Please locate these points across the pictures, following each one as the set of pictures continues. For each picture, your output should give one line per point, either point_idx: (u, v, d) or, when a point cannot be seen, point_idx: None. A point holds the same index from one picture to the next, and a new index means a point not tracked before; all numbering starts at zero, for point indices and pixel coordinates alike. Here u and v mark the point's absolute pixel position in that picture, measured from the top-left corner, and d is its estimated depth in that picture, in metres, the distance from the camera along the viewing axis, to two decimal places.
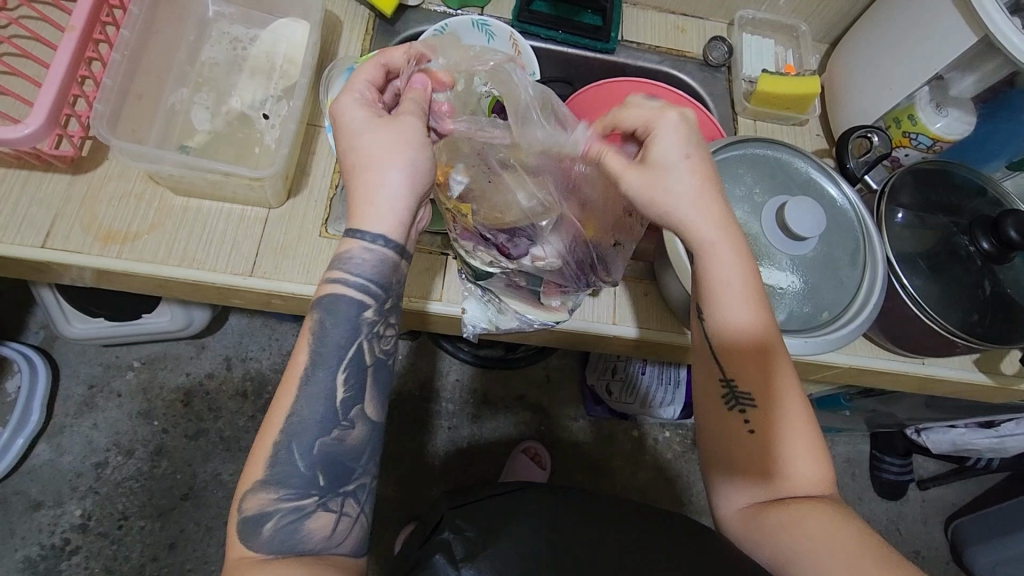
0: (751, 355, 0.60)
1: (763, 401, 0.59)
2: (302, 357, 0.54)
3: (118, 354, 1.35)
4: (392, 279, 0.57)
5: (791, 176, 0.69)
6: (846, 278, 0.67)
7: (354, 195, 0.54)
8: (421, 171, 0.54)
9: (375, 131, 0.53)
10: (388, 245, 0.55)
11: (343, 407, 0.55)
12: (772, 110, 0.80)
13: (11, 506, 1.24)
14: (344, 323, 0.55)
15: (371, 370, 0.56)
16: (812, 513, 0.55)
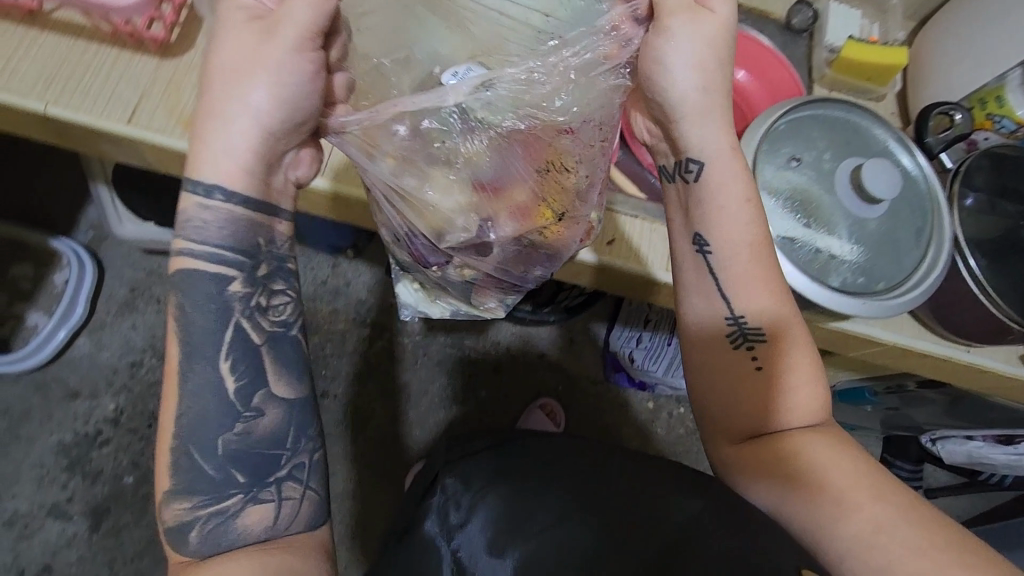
0: (761, 289, 0.60)
1: (772, 337, 0.60)
2: (173, 352, 0.52)
3: (162, 262, 1.39)
4: (257, 241, 0.54)
5: (865, 144, 0.68)
6: (908, 253, 0.66)
7: (197, 137, 0.51)
8: (281, 108, 0.51)
9: (236, 38, 0.51)
10: (233, 200, 0.52)
11: (241, 395, 0.53)
12: (853, 80, 0.77)
13: (51, 392, 1.30)
14: (208, 306, 0.52)
15: (264, 347, 0.55)
16: (816, 445, 0.58)
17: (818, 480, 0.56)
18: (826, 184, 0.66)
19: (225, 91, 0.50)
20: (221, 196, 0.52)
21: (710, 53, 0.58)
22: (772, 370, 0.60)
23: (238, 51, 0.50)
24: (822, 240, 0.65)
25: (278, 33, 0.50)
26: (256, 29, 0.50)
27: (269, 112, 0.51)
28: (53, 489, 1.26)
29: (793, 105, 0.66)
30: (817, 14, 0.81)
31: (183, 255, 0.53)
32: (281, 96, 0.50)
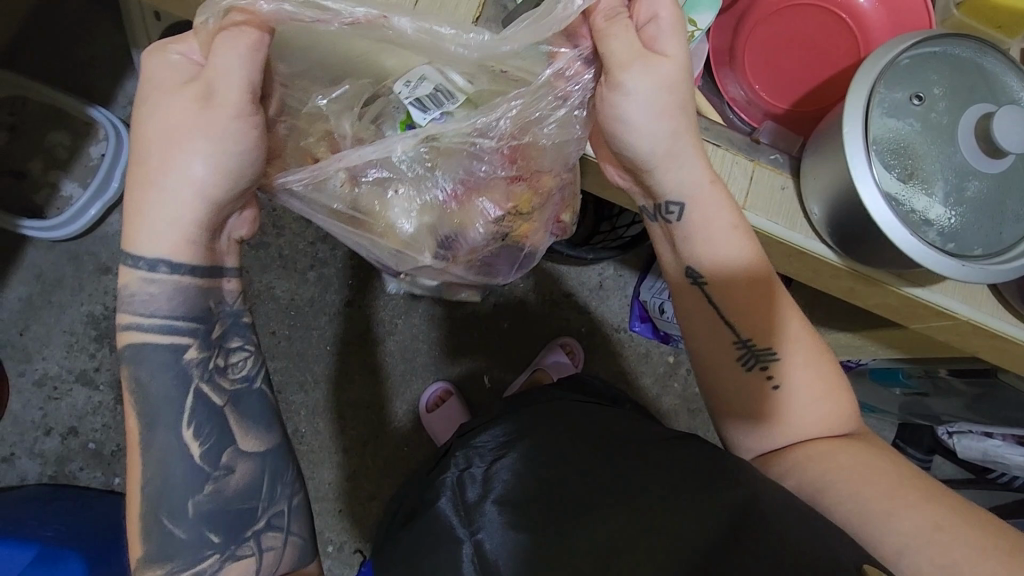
0: (764, 314, 0.62)
1: (780, 354, 0.62)
2: (133, 423, 0.55)
3: None
4: (207, 306, 0.56)
5: (991, 94, 0.61)
6: (1010, 225, 0.61)
7: (134, 214, 0.52)
8: (225, 168, 0.51)
9: (170, 107, 0.50)
10: (181, 270, 0.54)
11: (209, 458, 0.56)
12: (982, 27, 0.68)
13: (83, 264, 1.30)
14: (166, 374, 0.55)
15: (227, 406, 0.58)
16: (843, 453, 0.59)
17: (857, 484, 0.56)
18: (935, 136, 0.60)
19: (168, 163, 0.50)
20: (167, 268, 0.53)
21: (668, 100, 0.56)
22: (786, 385, 0.62)
23: (173, 127, 0.50)
24: (913, 198, 0.60)
25: (214, 100, 0.49)
26: (183, 91, 0.50)
27: (215, 171, 0.51)
28: (82, 356, 1.28)
29: (924, 38, 0.60)
30: None
31: (130, 332, 0.55)
32: (220, 165, 0.50)
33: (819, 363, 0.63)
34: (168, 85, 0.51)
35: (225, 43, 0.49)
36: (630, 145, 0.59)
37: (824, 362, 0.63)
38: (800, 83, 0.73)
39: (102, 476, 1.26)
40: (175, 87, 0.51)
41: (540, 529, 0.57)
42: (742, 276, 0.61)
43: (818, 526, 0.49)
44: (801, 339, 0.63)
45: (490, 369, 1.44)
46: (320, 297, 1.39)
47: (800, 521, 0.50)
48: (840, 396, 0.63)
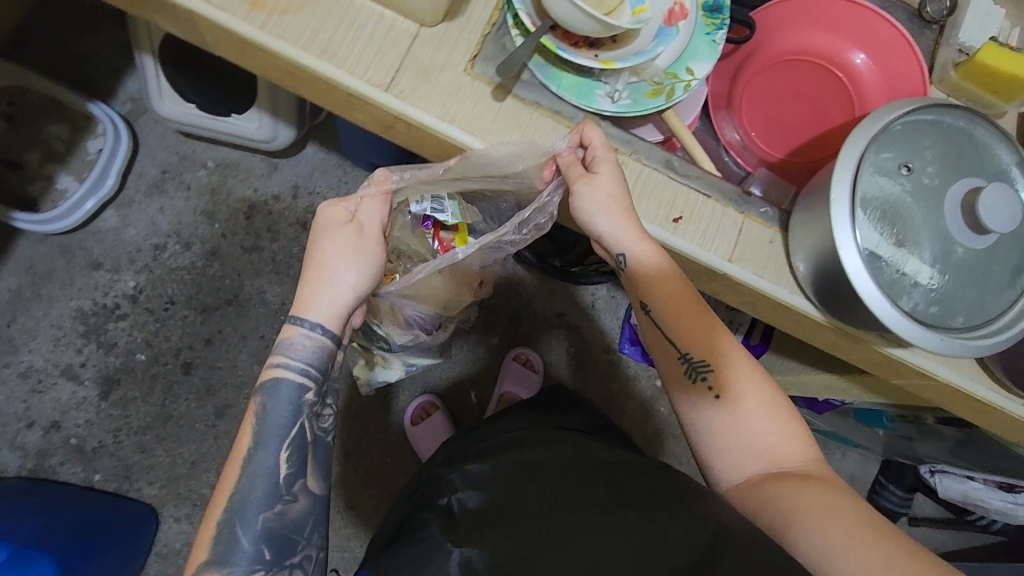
0: (704, 328, 0.63)
1: (719, 364, 0.62)
2: (245, 439, 0.57)
3: (196, 149, 1.37)
4: (330, 365, 0.60)
5: (982, 163, 0.61)
6: (994, 294, 0.61)
7: (303, 284, 0.58)
8: (370, 277, 0.58)
9: (336, 234, 0.58)
10: (326, 334, 0.58)
11: (286, 481, 0.57)
12: (980, 89, 0.68)
13: (75, 258, 1.30)
14: (286, 404, 0.58)
15: (312, 446, 0.59)
16: (791, 483, 0.57)
17: (809, 510, 0.55)
18: (923, 204, 0.61)
19: (324, 270, 0.57)
20: (320, 333, 0.57)
21: (612, 198, 0.60)
22: (732, 400, 0.60)
23: (336, 248, 0.57)
24: (903, 261, 0.60)
25: (370, 231, 0.59)
26: (343, 224, 0.58)
27: (364, 279, 0.58)
28: (69, 351, 1.28)
29: (918, 106, 0.59)
30: (955, 6, 0.72)
31: (273, 369, 0.58)
32: (366, 275, 0.58)
33: (766, 386, 0.61)
34: (333, 220, 0.58)
35: (368, 199, 0.60)
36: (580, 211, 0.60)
37: (768, 382, 0.62)
38: (795, 134, 0.74)
39: (82, 472, 1.25)
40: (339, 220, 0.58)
41: (518, 550, 0.61)
42: (676, 294, 0.62)
43: (769, 548, 0.49)
44: (755, 378, 0.62)
45: (477, 385, 1.44)
46: None
47: (761, 544, 0.50)
48: (790, 415, 0.61)
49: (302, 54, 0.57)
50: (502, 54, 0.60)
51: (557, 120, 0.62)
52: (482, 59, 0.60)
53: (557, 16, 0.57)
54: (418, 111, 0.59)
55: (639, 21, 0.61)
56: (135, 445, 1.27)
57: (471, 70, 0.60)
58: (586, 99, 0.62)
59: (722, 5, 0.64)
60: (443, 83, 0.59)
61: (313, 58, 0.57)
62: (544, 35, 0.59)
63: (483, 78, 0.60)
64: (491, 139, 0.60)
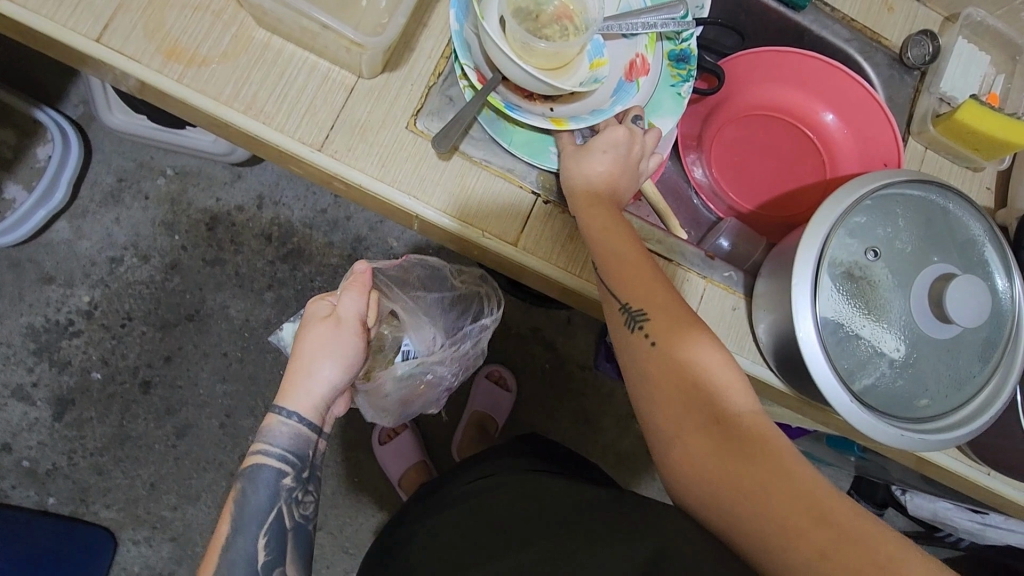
0: (648, 274, 0.52)
1: (662, 311, 0.51)
2: (223, 526, 0.51)
3: (153, 156, 1.30)
4: (310, 452, 0.54)
5: (952, 234, 0.58)
6: (967, 374, 0.57)
7: (287, 374, 0.53)
8: (354, 365, 0.54)
9: (314, 331, 0.53)
10: (303, 421, 0.53)
11: (264, 570, 0.52)
12: (956, 144, 0.65)
13: (25, 272, 1.25)
14: (262, 491, 0.52)
15: (291, 533, 0.54)
16: (745, 450, 0.45)
17: (764, 483, 0.44)
18: (893, 278, 0.57)
19: (302, 360, 0.52)
20: (297, 421, 0.52)
21: (603, 159, 0.55)
22: (673, 351, 0.50)
23: (314, 342, 0.52)
24: (871, 336, 0.57)
25: (347, 320, 0.54)
26: (322, 317, 0.54)
27: (346, 370, 0.53)
28: (19, 369, 1.24)
29: (894, 177, 0.56)
30: (939, 51, 0.67)
31: (252, 455, 0.53)
32: (349, 365, 0.53)
33: (705, 332, 0.50)
34: (313, 314, 0.54)
35: (347, 287, 0.55)
36: (566, 175, 0.56)
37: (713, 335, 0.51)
38: (762, 190, 0.70)
39: (35, 496, 1.22)
40: (316, 315, 0.54)
41: None
42: (603, 227, 0.54)
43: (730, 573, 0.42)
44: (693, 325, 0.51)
45: (448, 402, 1.41)
46: (277, 321, 1.32)
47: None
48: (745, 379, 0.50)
49: (225, 109, 0.52)
50: (447, 111, 0.56)
51: (510, 179, 0.58)
52: (425, 115, 0.56)
53: (507, 74, 0.54)
54: (353, 171, 0.54)
55: (596, 78, 0.58)
56: (91, 466, 1.24)
57: (413, 126, 0.56)
58: (540, 157, 0.58)
59: (689, 54, 0.59)
60: (380, 143, 0.55)
61: (236, 114, 0.53)
62: (493, 94, 0.55)
63: (427, 134, 0.56)
64: (435, 200, 0.56)
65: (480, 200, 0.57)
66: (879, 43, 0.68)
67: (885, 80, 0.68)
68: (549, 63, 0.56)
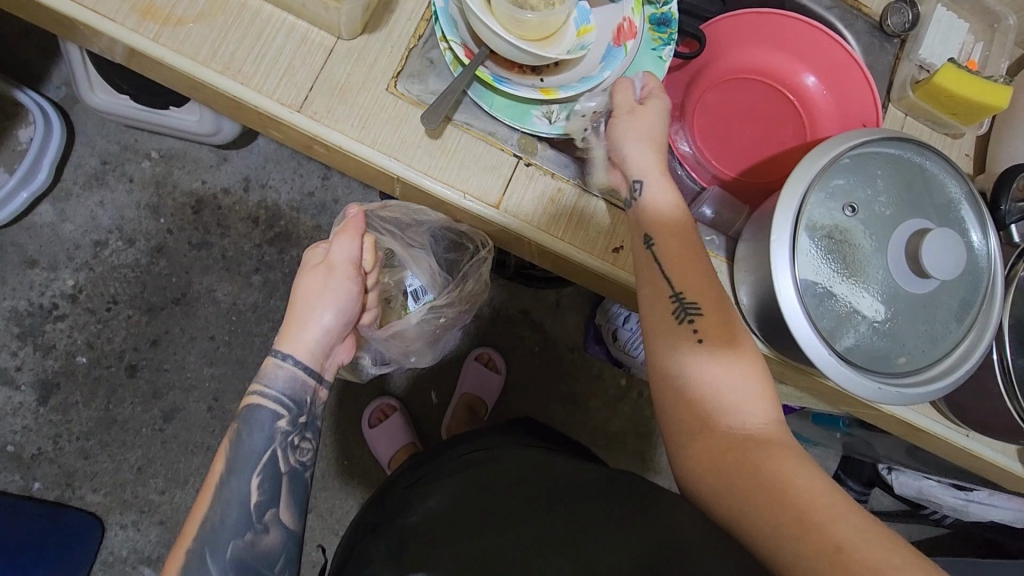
0: (702, 269, 0.54)
1: (712, 311, 0.52)
2: (218, 466, 0.54)
3: (138, 139, 1.29)
4: (305, 397, 0.57)
5: (931, 195, 0.59)
6: (945, 333, 0.58)
7: (286, 320, 0.57)
8: (348, 311, 0.58)
9: (308, 280, 0.57)
10: (300, 366, 0.56)
11: (257, 510, 0.54)
12: (935, 110, 0.65)
13: (7, 256, 1.23)
14: (257, 432, 0.55)
15: (286, 476, 0.56)
16: (762, 451, 0.46)
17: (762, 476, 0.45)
18: (873, 238, 0.58)
19: (299, 308, 0.57)
20: (293, 364, 0.56)
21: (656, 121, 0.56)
22: (717, 348, 0.51)
23: (311, 287, 0.57)
24: (851, 296, 0.57)
25: (338, 266, 0.58)
26: (316, 264, 0.58)
27: (341, 315, 0.57)
28: (3, 354, 1.22)
29: (872, 136, 0.56)
30: (918, 18, 0.67)
31: (250, 398, 0.56)
32: (343, 310, 0.57)
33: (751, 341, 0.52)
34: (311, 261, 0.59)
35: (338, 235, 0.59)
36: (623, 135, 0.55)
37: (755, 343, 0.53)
38: (745, 155, 0.70)
39: (21, 481, 1.21)
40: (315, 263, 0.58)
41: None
42: (663, 218, 0.55)
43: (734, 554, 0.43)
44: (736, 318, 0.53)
45: (439, 385, 1.42)
46: (265, 304, 1.31)
47: None
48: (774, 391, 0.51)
49: (202, 69, 0.52)
50: (427, 74, 0.56)
51: (491, 142, 0.58)
52: (405, 77, 0.56)
53: (494, 48, 0.55)
54: (333, 133, 0.54)
55: (582, 45, 0.58)
56: (77, 451, 1.23)
57: (394, 88, 0.55)
58: (521, 119, 0.58)
59: (671, 18, 0.60)
60: (360, 105, 0.55)
61: (213, 74, 0.52)
62: (481, 67, 0.55)
63: (408, 97, 0.56)
64: (416, 163, 0.56)
65: (462, 162, 0.57)
66: (859, 10, 0.69)
67: (865, 48, 0.69)
68: (534, 34, 0.55)
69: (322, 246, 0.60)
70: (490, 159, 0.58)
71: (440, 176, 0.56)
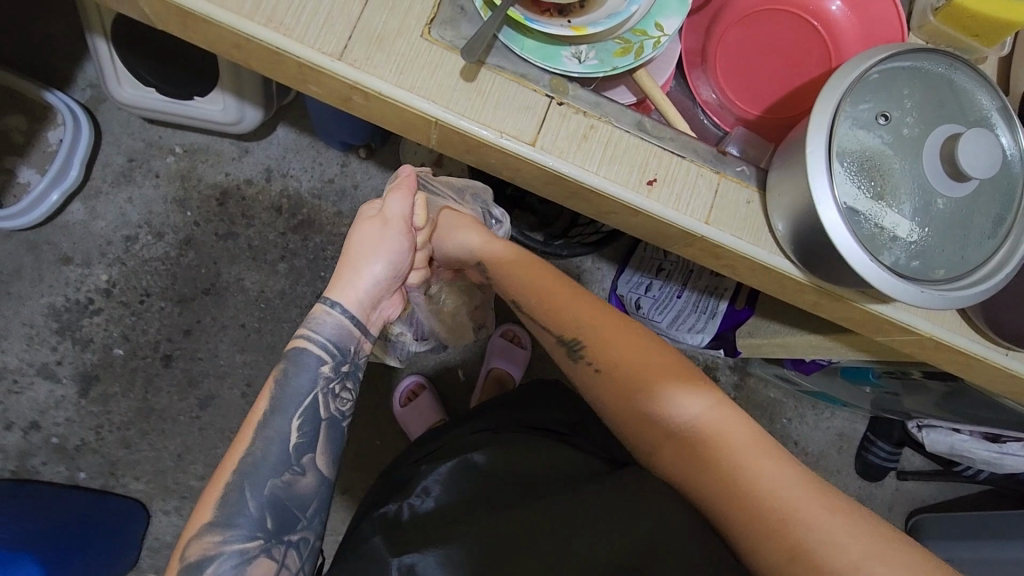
0: (580, 309, 0.66)
1: (594, 342, 0.64)
2: (264, 402, 0.58)
3: (162, 135, 1.32)
4: (349, 345, 0.62)
5: (963, 110, 0.59)
6: (981, 243, 0.59)
7: (341, 270, 0.64)
8: (398, 263, 0.66)
9: (363, 232, 0.66)
10: (348, 315, 0.62)
11: (296, 451, 0.58)
12: (958, 33, 0.66)
13: (42, 254, 1.27)
14: (300, 373, 0.59)
15: (325, 423, 0.60)
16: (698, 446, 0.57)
17: (726, 485, 0.55)
18: (905, 154, 0.58)
19: (356, 255, 0.64)
20: (340, 312, 0.62)
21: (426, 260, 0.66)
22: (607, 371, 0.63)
23: (367, 240, 0.65)
24: (883, 214, 0.58)
25: (390, 221, 0.67)
26: (371, 217, 0.67)
27: (391, 267, 0.65)
28: (43, 349, 1.26)
29: (894, 52, 0.58)
30: None
31: (297, 340, 0.60)
32: (394, 263, 0.65)
33: (642, 347, 0.63)
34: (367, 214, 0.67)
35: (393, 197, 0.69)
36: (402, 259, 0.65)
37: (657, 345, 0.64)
38: (770, 90, 0.72)
39: (66, 471, 1.24)
40: (368, 219, 0.67)
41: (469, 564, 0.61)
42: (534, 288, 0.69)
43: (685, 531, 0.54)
44: (617, 330, 0.64)
45: (465, 362, 1.43)
46: (290, 290, 1.33)
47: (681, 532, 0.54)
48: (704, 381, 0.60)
49: (247, 23, 0.54)
50: (458, 20, 0.58)
51: (523, 83, 0.59)
52: (438, 24, 0.57)
53: None
54: (373, 79, 0.56)
55: None
56: (118, 441, 1.26)
57: (428, 34, 0.57)
58: (552, 62, 0.60)
59: None
60: (396, 53, 0.57)
61: (257, 27, 0.55)
62: (511, 8, 0.57)
63: (442, 43, 0.58)
64: (452, 107, 0.58)
65: (498, 105, 0.59)
66: None
67: None
68: None
69: (373, 206, 0.68)
70: (520, 101, 0.59)
71: (475, 121, 0.58)
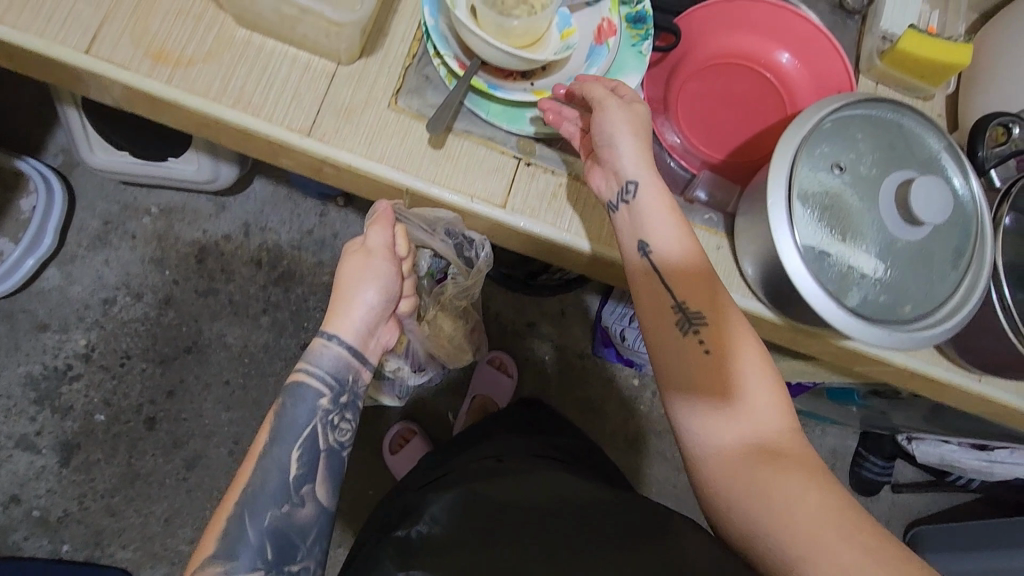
0: (703, 279, 0.56)
1: (716, 318, 0.55)
2: (263, 436, 0.57)
3: (137, 196, 1.31)
4: (347, 375, 0.59)
5: (914, 151, 0.62)
6: (944, 279, 0.61)
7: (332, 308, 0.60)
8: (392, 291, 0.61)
9: (350, 267, 0.60)
10: (347, 348, 0.59)
11: (295, 483, 0.56)
12: (903, 75, 0.69)
13: (18, 323, 1.25)
14: (299, 404, 0.58)
15: (325, 455, 0.58)
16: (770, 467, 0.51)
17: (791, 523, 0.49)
18: (864, 197, 0.60)
19: (346, 292, 0.59)
20: (338, 346, 0.59)
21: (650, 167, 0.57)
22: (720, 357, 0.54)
23: (354, 279, 0.59)
24: (850, 255, 0.60)
25: (375, 251, 0.60)
26: (354, 250, 0.61)
27: (386, 297, 0.60)
28: (22, 420, 1.23)
29: (845, 102, 0.60)
30: None
31: (296, 374, 0.59)
32: (388, 290, 0.61)
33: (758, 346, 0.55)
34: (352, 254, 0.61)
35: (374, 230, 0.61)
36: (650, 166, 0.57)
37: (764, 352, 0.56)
38: (733, 135, 0.73)
39: (49, 545, 1.19)
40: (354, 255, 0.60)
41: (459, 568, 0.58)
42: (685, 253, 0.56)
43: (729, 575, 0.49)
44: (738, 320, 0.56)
45: (454, 403, 1.42)
46: (274, 342, 1.32)
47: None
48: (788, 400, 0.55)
49: (214, 105, 0.55)
50: (423, 89, 0.60)
51: (491, 146, 0.61)
52: (405, 94, 0.59)
53: (484, 57, 0.58)
54: (343, 152, 0.57)
55: (568, 45, 0.62)
56: (102, 509, 1.22)
57: (395, 105, 0.59)
58: (518, 124, 0.61)
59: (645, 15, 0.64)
60: (364, 124, 0.58)
61: (226, 108, 0.56)
62: (475, 76, 0.59)
63: (409, 112, 0.59)
64: (423, 172, 0.59)
65: (470, 167, 0.60)
66: None
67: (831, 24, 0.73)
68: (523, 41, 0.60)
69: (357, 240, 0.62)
70: (492, 163, 0.61)
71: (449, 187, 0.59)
